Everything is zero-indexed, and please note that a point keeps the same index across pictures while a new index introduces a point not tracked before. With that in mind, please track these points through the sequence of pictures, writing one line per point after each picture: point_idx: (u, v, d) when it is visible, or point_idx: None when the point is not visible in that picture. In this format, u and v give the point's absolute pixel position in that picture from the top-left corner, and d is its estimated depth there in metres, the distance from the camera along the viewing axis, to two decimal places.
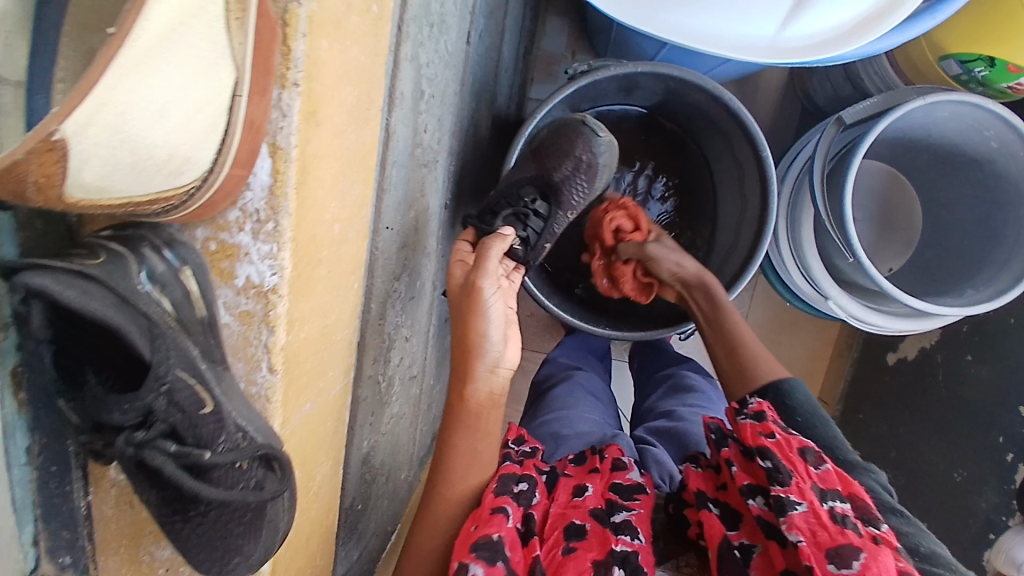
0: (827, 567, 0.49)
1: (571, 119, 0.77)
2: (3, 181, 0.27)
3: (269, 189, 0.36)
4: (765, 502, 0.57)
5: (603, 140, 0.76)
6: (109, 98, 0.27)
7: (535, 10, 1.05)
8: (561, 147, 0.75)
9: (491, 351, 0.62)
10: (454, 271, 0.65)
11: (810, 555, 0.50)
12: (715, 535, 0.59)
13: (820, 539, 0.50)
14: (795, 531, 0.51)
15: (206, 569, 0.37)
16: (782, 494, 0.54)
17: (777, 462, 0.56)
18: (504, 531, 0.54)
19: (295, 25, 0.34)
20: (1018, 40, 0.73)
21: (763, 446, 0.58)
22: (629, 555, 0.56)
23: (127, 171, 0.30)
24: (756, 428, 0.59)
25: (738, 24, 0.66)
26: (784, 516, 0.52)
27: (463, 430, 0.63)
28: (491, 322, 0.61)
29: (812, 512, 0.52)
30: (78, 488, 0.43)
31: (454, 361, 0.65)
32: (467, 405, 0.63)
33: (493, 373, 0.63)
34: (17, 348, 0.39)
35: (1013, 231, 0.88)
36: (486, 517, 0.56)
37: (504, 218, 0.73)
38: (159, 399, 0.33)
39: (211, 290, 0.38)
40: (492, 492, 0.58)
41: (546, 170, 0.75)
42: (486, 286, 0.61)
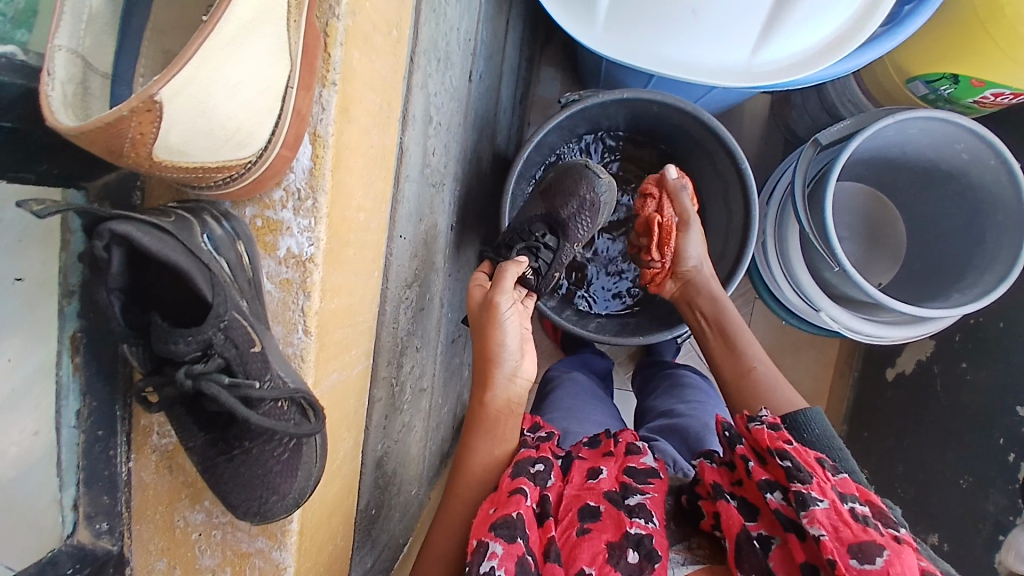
0: (849, 561, 0.48)
1: (575, 163, 0.83)
2: (107, 137, 0.32)
3: (310, 171, 0.42)
4: (784, 496, 0.55)
5: (605, 181, 0.82)
6: (196, 74, 0.32)
7: (531, 62, 1.15)
8: (566, 188, 0.80)
9: (501, 354, 0.67)
10: (473, 294, 0.70)
11: (832, 549, 0.49)
12: (733, 525, 0.58)
13: (842, 534, 0.49)
14: (816, 525, 0.50)
15: (245, 511, 0.41)
16: (802, 490, 0.53)
17: (796, 462, 0.55)
18: (523, 509, 0.56)
19: (334, 35, 0.41)
20: (977, 61, 0.80)
21: (781, 448, 0.57)
22: (643, 538, 0.56)
23: (203, 139, 0.35)
24: (773, 433, 0.58)
25: (714, 52, 0.74)
26: (804, 511, 0.52)
27: (476, 426, 0.67)
28: (507, 333, 0.67)
29: (834, 508, 0.51)
30: (121, 453, 0.48)
31: (474, 372, 0.69)
32: (486, 412, 0.67)
33: (512, 381, 0.67)
34: (78, 315, 0.45)
35: (992, 237, 0.89)
36: (504, 499, 0.58)
37: (517, 252, 0.77)
38: (218, 334, 0.38)
39: (257, 260, 0.43)
40: (509, 476, 0.60)
41: (554, 208, 0.80)
42: (502, 303, 0.66)
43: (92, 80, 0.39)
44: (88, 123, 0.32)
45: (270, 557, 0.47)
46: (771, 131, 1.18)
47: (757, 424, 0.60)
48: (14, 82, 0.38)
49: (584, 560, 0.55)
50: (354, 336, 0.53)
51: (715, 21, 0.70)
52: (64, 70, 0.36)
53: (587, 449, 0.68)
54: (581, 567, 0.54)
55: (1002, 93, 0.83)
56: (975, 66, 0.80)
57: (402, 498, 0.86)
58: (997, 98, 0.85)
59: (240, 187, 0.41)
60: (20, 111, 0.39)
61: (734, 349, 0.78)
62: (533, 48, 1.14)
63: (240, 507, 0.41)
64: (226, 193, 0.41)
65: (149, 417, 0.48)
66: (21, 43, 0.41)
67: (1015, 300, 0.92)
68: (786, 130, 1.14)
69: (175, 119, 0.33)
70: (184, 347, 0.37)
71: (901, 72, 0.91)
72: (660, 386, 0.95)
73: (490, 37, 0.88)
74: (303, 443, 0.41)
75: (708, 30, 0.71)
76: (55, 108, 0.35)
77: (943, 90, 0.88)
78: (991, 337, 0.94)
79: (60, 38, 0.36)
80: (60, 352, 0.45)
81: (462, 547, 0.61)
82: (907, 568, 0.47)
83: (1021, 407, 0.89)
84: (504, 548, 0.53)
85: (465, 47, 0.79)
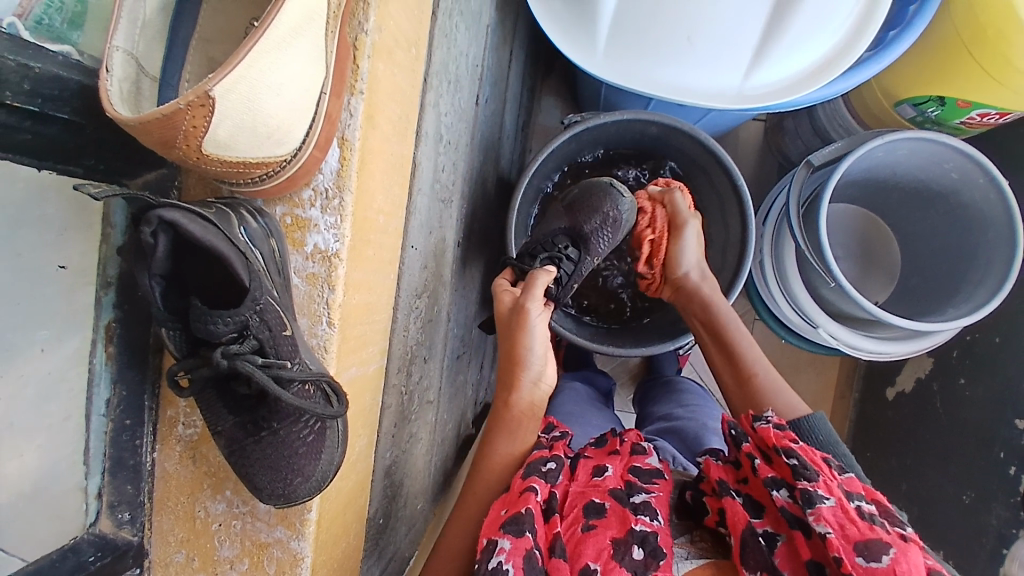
0: (855, 558, 0.49)
1: (599, 182, 0.86)
2: (163, 128, 0.36)
3: (337, 172, 0.45)
4: (789, 494, 0.56)
5: (628, 201, 0.84)
6: (245, 74, 0.36)
7: (533, 92, 1.21)
8: (591, 204, 0.84)
9: (527, 356, 0.68)
10: (504, 298, 0.73)
11: (838, 546, 0.50)
12: (738, 522, 0.58)
13: (848, 532, 0.50)
14: (823, 522, 0.52)
15: (271, 491, 0.45)
16: (809, 487, 0.53)
17: (803, 460, 0.56)
18: (532, 505, 0.58)
19: (362, 49, 0.45)
20: (960, 83, 0.85)
21: (787, 447, 0.57)
22: (648, 535, 0.57)
23: (246, 134, 0.39)
24: (780, 432, 0.59)
25: (708, 76, 0.78)
26: (810, 508, 0.52)
27: (498, 427, 0.68)
28: (534, 338, 0.68)
29: (840, 507, 0.52)
30: (146, 443, 0.52)
31: (499, 373, 0.70)
32: (510, 412, 0.68)
33: (536, 386, 0.68)
34: (114, 305, 0.49)
35: (985, 253, 0.92)
36: (515, 499, 0.59)
37: (540, 260, 0.80)
38: (253, 316, 0.41)
39: (286, 255, 0.46)
40: (520, 476, 0.62)
41: (578, 223, 0.84)
42: (533, 308, 0.68)
43: (143, 81, 0.44)
44: (147, 115, 0.36)
45: (288, 546, 0.49)
46: (765, 156, 1.23)
47: (762, 423, 0.61)
48: (71, 78, 0.42)
49: (589, 556, 0.56)
50: (371, 334, 0.55)
51: (710, 48, 0.75)
52: (120, 68, 0.41)
53: (594, 448, 0.70)
54: (587, 562, 0.56)
55: (988, 113, 0.87)
56: (961, 89, 0.85)
57: (412, 508, 0.87)
58: (984, 118, 0.89)
59: (271, 186, 0.44)
60: (77, 105, 0.43)
61: (732, 353, 0.77)
62: (535, 79, 1.20)
63: (264, 489, 0.45)
64: (259, 190, 0.45)
65: (175, 408, 0.52)
66: (74, 44, 0.45)
67: (1009, 314, 0.94)
68: (780, 155, 1.19)
69: (225, 115, 0.37)
70: (221, 328, 0.41)
71: (889, 96, 0.96)
72: (659, 392, 1.03)
73: (495, 66, 0.93)
74: (326, 426, 0.45)
75: (703, 56, 0.76)
76: (112, 98, 0.40)
77: (930, 111, 0.93)
78: (989, 354, 0.95)
79: (118, 40, 0.41)
80: (95, 341, 0.49)
81: (474, 542, 0.63)
82: (913, 566, 0.47)
83: (1018, 419, 0.90)
84: (512, 543, 0.55)
85: (473, 73, 0.83)
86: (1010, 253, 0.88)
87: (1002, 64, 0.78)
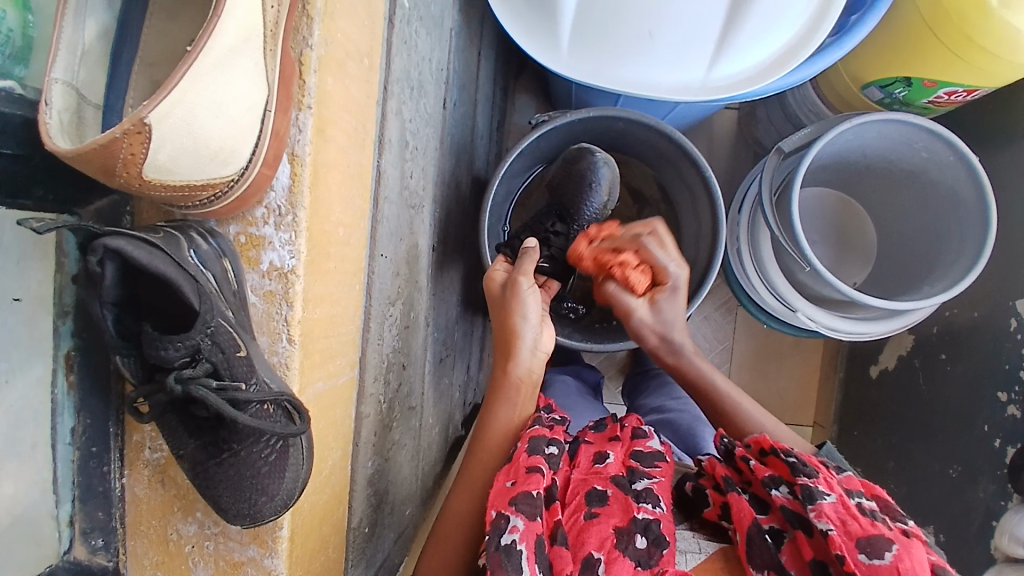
0: (858, 557, 0.49)
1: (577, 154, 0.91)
2: (102, 158, 0.36)
3: (289, 188, 0.45)
4: (789, 491, 0.57)
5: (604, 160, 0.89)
6: (181, 98, 0.36)
7: (505, 93, 1.20)
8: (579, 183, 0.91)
9: (521, 325, 0.71)
10: (494, 274, 0.75)
11: (841, 544, 0.50)
12: (744, 517, 0.58)
13: (850, 528, 0.51)
14: (824, 519, 0.52)
15: (236, 513, 0.45)
16: (810, 483, 0.54)
17: (802, 457, 0.57)
18: (543, 488, 0.58)
19: (308, 64, 0.45)
20: (922, 63, 0.85)
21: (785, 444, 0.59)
22: (651, 523, 0.58)
23: (190, 156, 0.39)
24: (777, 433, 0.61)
25: (671, 71, 0.79)
26: (812, 504, 0.53)
27: (497, 395, 0.71)
28: (528, 308, 0.71)
29: (841, 503, 0.53)
30: (114, 468, 0.52)
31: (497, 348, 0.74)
32: (510, 378, 0.71)
33: (534, 353, 0.72)
34: (73, 334, 0.49)
35: (956, 230, 0.94)
36: (524, 474, 0.59)
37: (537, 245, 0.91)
38: (205, 340, 0.42)
39: (242, 274, 0.46)
40: (525, 453, 0.62)
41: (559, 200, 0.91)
42: (524, 281, 0.72)
43: (86, 109, 0.44)
44: (84, 144, 0.36)
45: (261, 564, 0.49)
46: (739, 146, 1.24)
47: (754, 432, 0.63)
48: (12, 112, 0.42)
49: (592, 544, 0.57)
50: (338, 346, 0.55)
51: (672, 44, 0.75)
52: (61, 99, 0.41)
53: (593, 433, 0.71)
54: (590, 551, 0.56)
55: (955, 91, 0.88)
56: (927, 70, 0.86)
57: (401, 514, 0.87)
58: (952, 96, 0.90)
59: (221, 206, 0.44)
60: (22, 137, 0.43)
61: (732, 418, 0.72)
62: (506, 79, 1.20)
63: (230, 510, 0.45)
64: (211, 211, 0.45)
65: (142, 433, 0.52)
66: (19, 78, 0.46)
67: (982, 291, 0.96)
68: (754, 144, 1.19)
69: (164, 139, 0.37)
70: (173, 353, 0.42)
71: (857, 81, 0.97)
72: (649, 386, 1.04)
73: (462, 68, 0.93)
74: (289, 444, 0.45)
75: (664, 52, 0.76)
76: (53, 133, 0.40)
77: (898, 93, 0.94)
78: (968, 331, 0.97)
79: (57, 72, 0.41)
80: (56, 370, 0.49)
81: (470, 536, 0.64)
82: (916, 562, 0.48)
83: (1001, 393, 0.91)
84: (525, 523, 0.55)
85: (438, 77, 0.83)
86: (982, 234, 0.88)
87: (967, 44, 0.79)
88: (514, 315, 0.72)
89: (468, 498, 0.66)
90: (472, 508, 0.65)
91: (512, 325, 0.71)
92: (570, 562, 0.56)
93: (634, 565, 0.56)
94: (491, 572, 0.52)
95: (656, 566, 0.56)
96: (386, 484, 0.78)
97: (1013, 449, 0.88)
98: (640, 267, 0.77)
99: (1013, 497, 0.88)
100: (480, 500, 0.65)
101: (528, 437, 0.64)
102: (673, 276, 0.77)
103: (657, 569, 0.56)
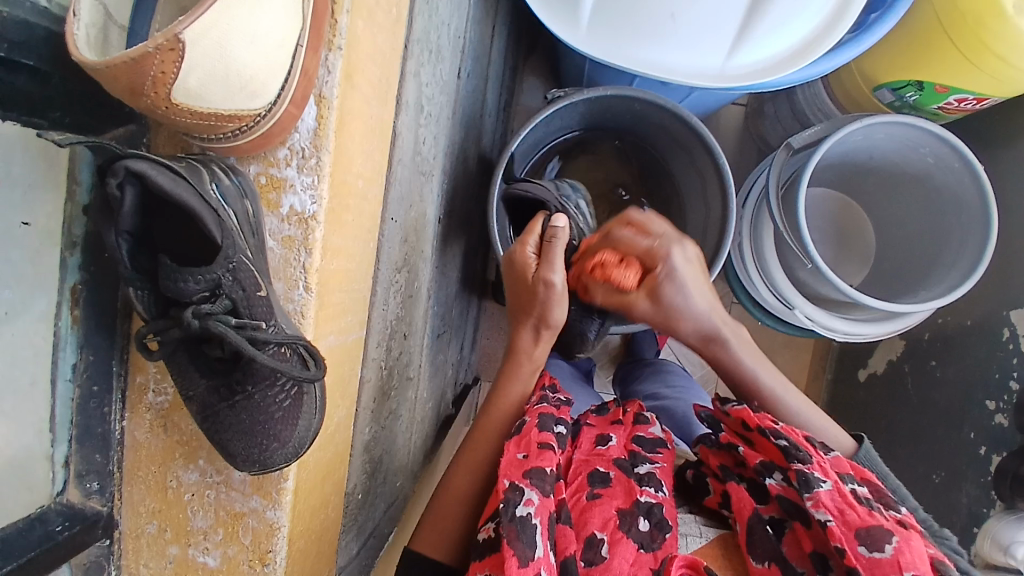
0: (857, 549, 0.49)
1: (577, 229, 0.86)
2: (132, 74, 0.35)
3: (314, 131, 0.44)
4: (783, 479, 0.57)
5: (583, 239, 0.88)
6: (216, 19, 0.35)
7: (515, 72, 1.19)
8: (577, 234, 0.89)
9: (544, 321, 0.70)
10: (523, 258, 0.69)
11: (840, 535, 0.50)
12: (745, 508, 0.59)
13: (848, 518, 0.50)
14: (822, 509, 0.51)
15: (247, 458, 0.44)
16: (805, 470, 0.54)
17: (793, 442, 0.56)
18: (555, 465, 0.57)
19: (341, 3, 0.43)
20: (936, 68, 0.86)
21: (773, 427, 0.58)
22: (653, 506, 0.58)
23: (219, 83, 0.37)
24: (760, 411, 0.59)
25: (691, 56, 0.78)
26: (809, 492, 0.52)
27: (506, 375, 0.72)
28: (558, 305, 0.69)
29: (837, 490, 0.52)
30: (115, 410, 0.51)
31: (513, 319, 0.73)
32: (520, 357, 0.72)
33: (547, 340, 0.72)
34: (80, 268, 0.47)
35: (957, 236, 0.95)
36: (536, 450, 0.58)
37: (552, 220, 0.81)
38: (226, 275, 0.41)
39: (261, 216, 0.45)
40: (537, 428, 0.61)
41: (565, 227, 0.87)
42: (556, 278, 0.67)
43: (112, 30, 0.42)
44: (113, 58, 0.34)
45: (263, 516, 0.48)
46: (747, 141, 1.24)
47: (735, 406, 0.62)
48: (39, 24, 0.40)
49: (595, 524, 0.57)
50: (350, 304, 0.53)
51: (693, 28, 0.74)
52: (89, 15, 0.39)
53: (595, 416, 0.72)
54: (593, 531, 0.56)
55: (966, 98, 0.88)
56: (940, 74, 0.86)
57: (393, 484, 0.86)
58: (961, 103, 0.90)
59: (245, 142, 0.42)
60: (44, 53, 0.41)
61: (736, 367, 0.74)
62: (518, 58, 1.18)
63: (240, 456, 0.44)
64: (233, 147, 0.43)
65: (145, 374, 0.50)
66: None
67: (980, 298, 0.97)
68: (761, 141, 1.19)
69: (195, 60, 0.36)
70: (192, 286, 0.40)
71: (869, 81, 0.96)
72: (645, 373, 1.03)
73: (477, 40, 0.91)
74: (303, 391, 0.44)
75: (684, 38, 0.76)
76: (79, 45, 0.38)
77: (909, 97, 0.94)
78: (959, 336, 0.98)
79: None
80: (60, 303, 0.47)
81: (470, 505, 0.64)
82: (916, 555, 0.48)
83: (990, 400, 0.92)
84: (539, 499, 0.54)
85: (455, 45, 0.81)
86: (983, 242, 0.89)
87: (983, 51, 0.79)
88: (546, 307, 0.69)
89: (470, 471, 0.66)
90: (472, 478, 0.65)
91: (540, 315, 0.70)
92: (574, 541, 0.55)
93: (637, 547, 0.55)
94: (505, 542, 0.50)
95: (657, 550, 0.55)
96: (381, 453, 0.77)
97: (999, 455, 0.90)
98: (623, 264, 0.69)
99: (996, 502, 0.90)
100: (486, 469, 0.66)
101: (536, 413, 0.63)
102: (667, 263, 0.68)
103: (659, 552, 0.55)
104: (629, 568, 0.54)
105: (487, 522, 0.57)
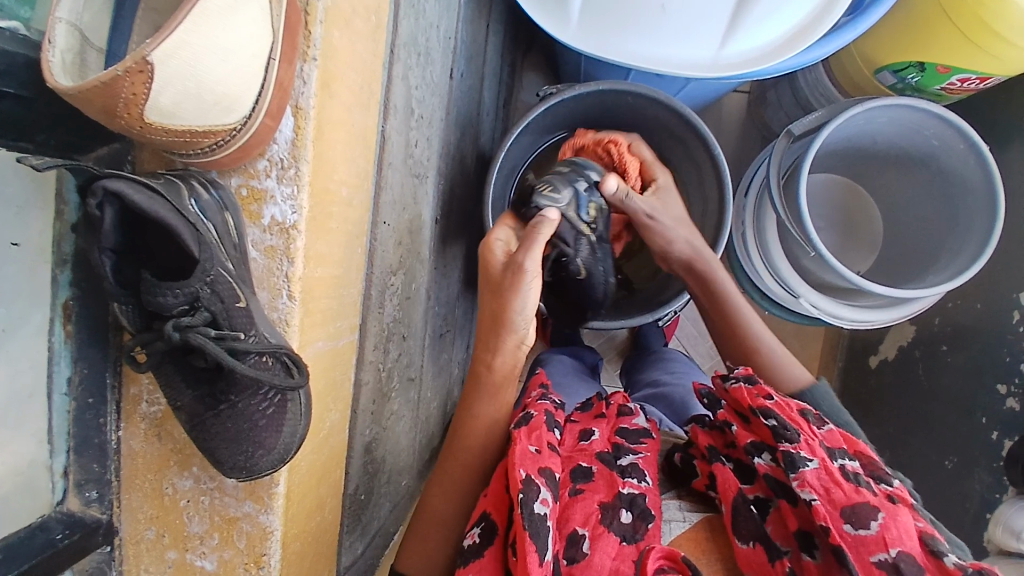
0: (842, 527, 0.49)
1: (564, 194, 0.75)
2: (104, 98, 0.36)
3: (292, 142, 0.45)
4: (772, 458, 0.56)
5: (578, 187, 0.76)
6: (183, 40, 0.36)
7: (512, 68, 1.18)
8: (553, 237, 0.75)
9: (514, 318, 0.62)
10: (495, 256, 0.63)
11: (824, 514, 0.49)
12: (729, 488, 0.59)
13: (834, 497, 0.50)
14: (808, 488, 0.51)
15: (234, 466, 0.46)
16: (792, 450, 0.53)
17: (783, 420, 0.55)
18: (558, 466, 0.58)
19: (314, 14, 0.44)
20: (937, 48, 0.83)
21: (764, 406, 0.57)
22: (636, 497, 0.58)
23: (192, 101, 0.38)
24: (752, 390, 0.59)
25: (680, 47, 0.77)
26: (795, 473, 0.52)
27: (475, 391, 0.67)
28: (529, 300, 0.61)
29: (824, 470, 0.52)
30: (111, 421, 0.53)
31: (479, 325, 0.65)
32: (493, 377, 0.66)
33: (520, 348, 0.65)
34: (71, 284, 0.49)
35: (965, 215, 0.92)
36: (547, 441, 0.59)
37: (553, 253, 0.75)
38: (203, 289, 0.42)
39: (243, 227, 0.46)
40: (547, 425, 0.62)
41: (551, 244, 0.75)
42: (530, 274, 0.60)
43: (89, 52, 0.43)
44: (86, 82, 0.35)
45: (258, 520, 0.50)
46: (749, 130, 1.22)
47: (734, 382, 0.61)
48: (16, 50, 0.41)
49: (576, 520, 0.56)
50: (340, 308, 0.53)
51: (683, 18, 0.73)
52: (64, 40, 0.41)
53: (580, 414, 0.71)
54: (574, 528, 0.56)
55: (968, 78, 0.86)
56: (939, 56, 0.84)
57: (397, 482, 0.86)
58: (964, 84, 0.88)
59: (224, 156, 0.43)
60: (23, 78, 0.42)
61: (737, 333, 0.77)
62: (514, 55, 1.17)
63: (227, 462, 0.46)
64: (213, 161, 0.44)
65: (139, 386, 0.53)
66: (24, 20, 0.44)
67: (988, 283, 0.94)
68: (763, 128, 1.17)
69: (165, 81, 0.36)
70: (171, 300, 0.42)
71: (870, 65, 0.94)
72: (645, 363, 1.04)
73: (469, 40, 0.91)
74: (287, 399, 0.46)
75: (674, 28, 0.75)
76: (55, 72, 0.40)
77: (911, 79, 0.91)
78: (969, 321, 0.96)
79: (61, 11, 0.40)
80: (53, 319, 0.49)
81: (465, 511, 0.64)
82: (902, 530, 0.48)
83: (1002, 385, 0.90)
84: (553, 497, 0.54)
85: (445, 47, 0.81)
86: (990, 222, 0.87)
87: (984, 30, 0.77)
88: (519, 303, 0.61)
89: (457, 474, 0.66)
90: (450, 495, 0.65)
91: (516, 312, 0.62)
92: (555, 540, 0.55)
93: (619, 540, 0.55)
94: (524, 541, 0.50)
95: (640, 540, 0.55)
96: (382, 453, 0.78)
97: (1011, 440, 0.88)
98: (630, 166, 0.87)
99: (1009, 489, 0.88)
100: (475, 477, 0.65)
101: (541, 410, 0.64)
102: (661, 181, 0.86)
103: (642, 543, 0.55)
104: (611, 561, 0.53)
105: (472, 529, 0.58)
